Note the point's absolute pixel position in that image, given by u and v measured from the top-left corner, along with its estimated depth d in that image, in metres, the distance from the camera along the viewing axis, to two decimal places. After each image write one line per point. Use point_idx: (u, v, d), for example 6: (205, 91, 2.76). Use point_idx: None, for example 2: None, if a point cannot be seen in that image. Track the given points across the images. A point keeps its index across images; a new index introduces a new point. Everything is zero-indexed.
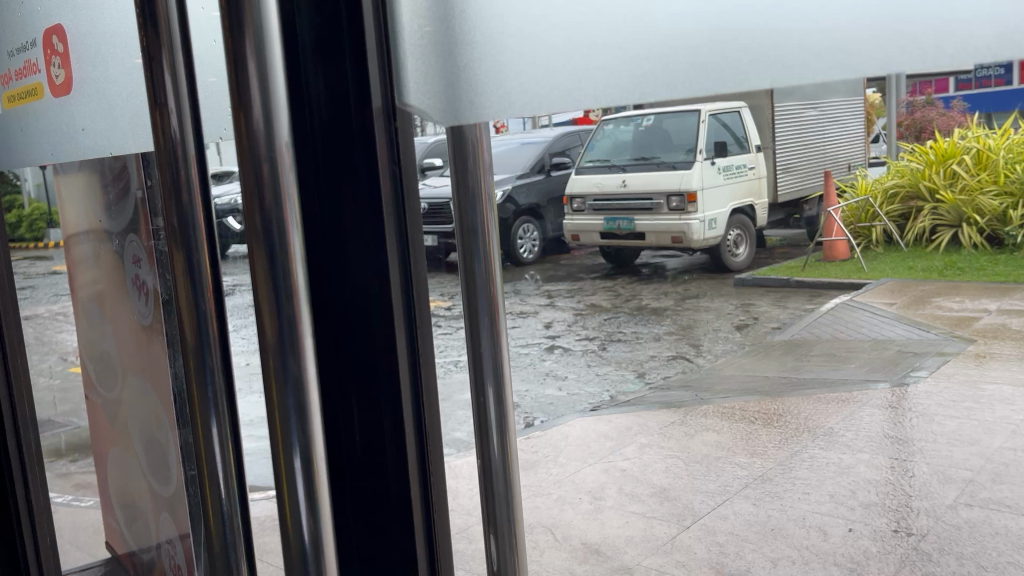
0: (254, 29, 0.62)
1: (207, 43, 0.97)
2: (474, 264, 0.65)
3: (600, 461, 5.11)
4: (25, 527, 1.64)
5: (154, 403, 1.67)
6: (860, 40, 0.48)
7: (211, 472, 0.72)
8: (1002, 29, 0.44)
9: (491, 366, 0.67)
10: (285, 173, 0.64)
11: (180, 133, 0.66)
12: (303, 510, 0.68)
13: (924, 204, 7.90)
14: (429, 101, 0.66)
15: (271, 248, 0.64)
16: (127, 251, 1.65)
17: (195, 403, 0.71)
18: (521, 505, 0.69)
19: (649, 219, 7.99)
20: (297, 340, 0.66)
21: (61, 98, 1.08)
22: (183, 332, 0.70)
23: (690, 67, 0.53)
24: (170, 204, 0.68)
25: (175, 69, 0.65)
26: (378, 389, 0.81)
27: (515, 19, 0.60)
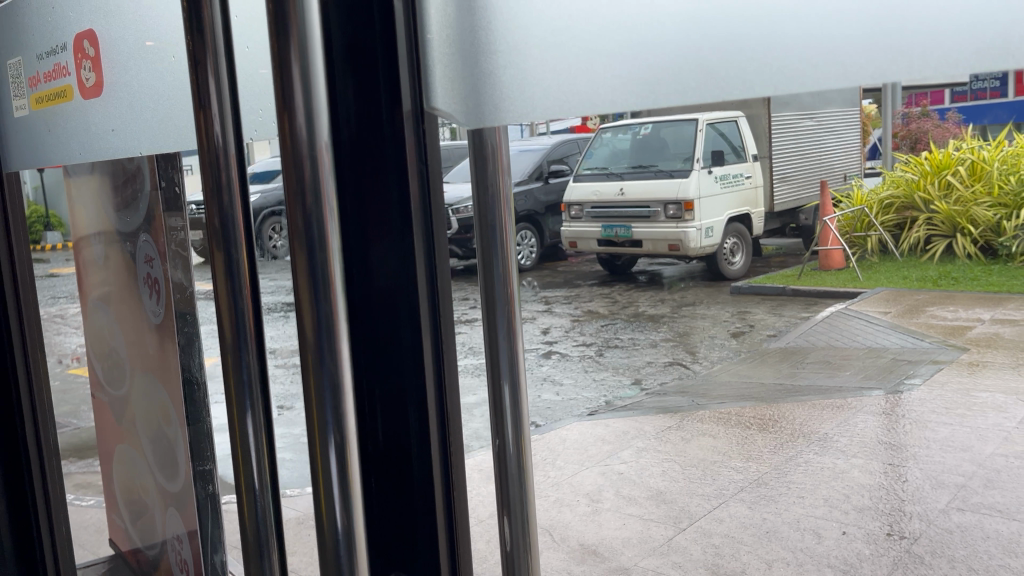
0: (298, 35, 0.66)
1: None
2: (493, 261, 0.70)
3: (596, 464, 5.23)
4: (42, 519, 1.67)
5: (163, 399, 1.70)
6: (851, 53, 0.51)
7: (244, 448, 0.77)
8: (983, 46, 0.47)
9: (508, 363, 0.71)
10: (326, 174, 0.69)
11: (222, 135, 0.71)
12: (335, 484, 0.73)
13: (919, 214, 8.20)
14: (455, 104, 0.71)
15: (311, 244, 0.70)
16: (139, 250, 1.69)
17: (232, 387, 0.75)
18: (534, 494, 0.74)
19: (647, 227, 8.16)
20: (333, 330, 0.71)
21: (92, 99, 1.12)
22: (220, 321, 0.75)
23: (698, 79, 0.56)
24: (211, 203, 0.73)
25: (219, 74, 0.70)
26: (405, 386, 0.84)
27: (534, 24, 0.64)
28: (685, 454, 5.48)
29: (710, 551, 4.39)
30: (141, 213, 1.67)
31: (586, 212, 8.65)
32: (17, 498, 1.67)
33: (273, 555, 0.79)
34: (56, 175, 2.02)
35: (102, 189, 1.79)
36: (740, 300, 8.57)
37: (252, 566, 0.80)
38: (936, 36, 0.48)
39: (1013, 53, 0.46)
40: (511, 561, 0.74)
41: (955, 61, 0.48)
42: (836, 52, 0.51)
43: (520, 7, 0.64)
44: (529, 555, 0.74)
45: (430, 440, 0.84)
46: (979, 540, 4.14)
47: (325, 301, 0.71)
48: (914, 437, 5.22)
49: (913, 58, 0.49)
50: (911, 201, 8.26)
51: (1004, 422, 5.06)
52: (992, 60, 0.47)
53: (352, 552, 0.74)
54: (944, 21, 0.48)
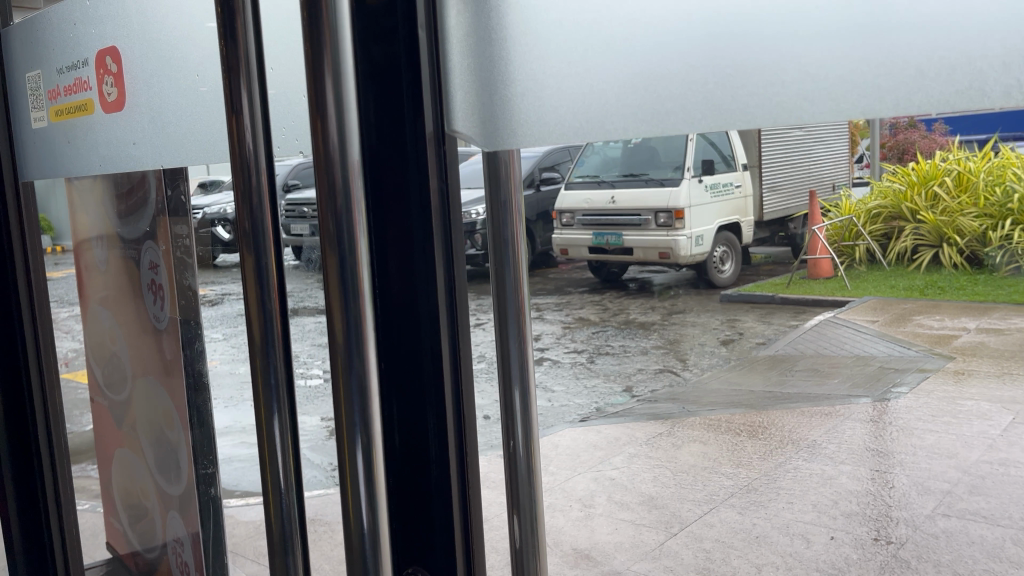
0: (331, 57, 0.73)
1: None
2: (505, 270, 0.74)
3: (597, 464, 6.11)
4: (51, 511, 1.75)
5: (166, 403, 1.72)
6: (844, 81, 0.55)
7: (271, 448, 0.84)
8: (961, 87, 0.51)
9: (519, 370, 0.75)
10: (355, 186, 0.75)
11: (254, 147, 0.78)
12: (360, 483, 0.79)
13: (906, 225, 5.46)
14: (472, 126, 0.76)
15: (343, 253, 0.76)
16: (145, 256, 1.71)
17: (260, 389, 0.83)
18: (543, 496, 0.78)
19: (637, 235, 8.15)
20: (361, 332, 0.77)
21: (112, 113, 1.24)
22: (251, 324, 0.83)
23: (703, 107, 0.61)
24: (243, 210, 0.81)
25: (252, 83, 0.77)
26: (425, 391, 0.89)
27: (549, 47, 0.68)
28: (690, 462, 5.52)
29: None
30: (146, 220, 1.70)
31: (577, 220, 8.13)
32: (30, 487, 1.76)
33: (297, 552, 0.86)
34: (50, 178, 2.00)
35: (104, 194, 1.80)
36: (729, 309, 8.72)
37: (276, 559, 0.86)
38: (916, 58, 0.52)
39: (986, 87, 0.51)
40: (521, 558, 0.78)
41: (934, 100, 0.52)
42: (826, 71, 0.56)
43: (540, 16, 0.68)
44: (537, 553, 0.78)
45: (447, 444, 0.88)
46: None
47: (354, 307, 0.77)
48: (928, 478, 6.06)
49: (897, 77, 0.53)
50: (898, 212, 5.70)
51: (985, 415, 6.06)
52: (969, 97, 0.51)
53: (375, 539, 0.80)
54: (925, 36, 0.52)
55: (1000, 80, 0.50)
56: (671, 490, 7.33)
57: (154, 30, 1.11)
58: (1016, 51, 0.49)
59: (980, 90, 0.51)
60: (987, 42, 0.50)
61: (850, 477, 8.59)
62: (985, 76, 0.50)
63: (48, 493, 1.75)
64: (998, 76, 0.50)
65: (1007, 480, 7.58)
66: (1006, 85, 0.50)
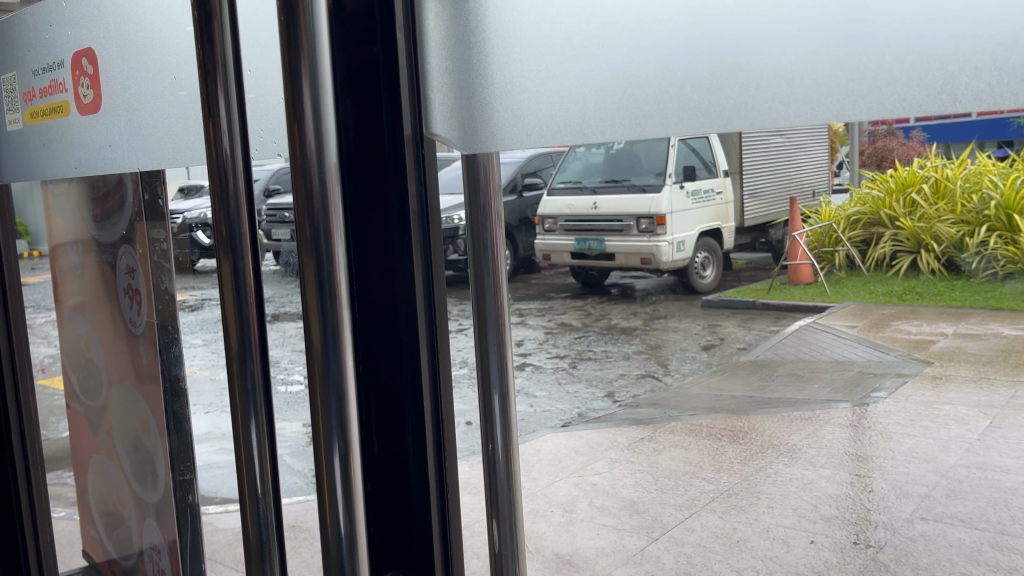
0: (309, 60, 0.72)
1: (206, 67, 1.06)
2: (483, 273, 0.74)
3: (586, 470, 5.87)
4: (26, 518, 1.73)
5: (142, 409, 1.69)
6: (817, 81, 0.55)
7: (248, 456, 0.83)
8: (932, 93, 0.52)
9: (499, 376, 0.75)
10: (332, 190, 0.75)
11: (231, 150, 0.78)
12: (338, 490, 0.79)
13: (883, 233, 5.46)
14: (452, 128, 0.76)
15: (319, 256, 0.76)
16: (121, 260, 1.69)
17: (237, 395, 0.82)
18: (522, 501, 0.78)
19: (620, 240, 8.13)
20: (338, 336, 0.77)
21: (88, 114, 1.23)
22: (227, 331, 0.82)
23: (681, 112, 0.61)
24: (219, 216, 0.80)
25: (227, 84, 0.76)
26: (404, 397, 0.88)
27: (527, 51, 0.68)
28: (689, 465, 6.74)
29: None
30: (122, 225, 1.68)
31: (560, 225, 8.38)
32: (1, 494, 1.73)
33: (274, 557, 0.85)
34: (28, 183, 1.98)
35: (82, 198, 1.78)
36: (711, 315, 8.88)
37: (252, 565, 0.86)
38: (892, 65, 0.53)
39: (958, 93, 0.51)
40: (499, 561, 0.78)
41: (907, 105, 0.53)
42: (802, 75, 0.56)
43: (522, 15, 0.68)
44: (516, 558, 0.78)
45: (427, 452, 0.88)
46: None
47: (331, 314, 0.77)
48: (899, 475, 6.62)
49: (871, 79, 0.54)
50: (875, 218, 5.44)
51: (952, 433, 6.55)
52: (940, 103, 0.51)
53: (352, 546, 0.79)
54: (902, 39, 0.52)
55: (974, 86, 0.50)
56: (652, 496, 7.34)
57: (130, 32, 1.10)
58: (988, 55, 0.49)
59: (952, 96, 0.51)
60: (961, 47, 0.50)
61: (829, 482, 8.62)
62: (958, 81, 0.50)
63: (22, 499, 1.72)
64: (970, 81, 0.50)
65: (986, 484, 7.63)
66: (978, 91, 0.50)
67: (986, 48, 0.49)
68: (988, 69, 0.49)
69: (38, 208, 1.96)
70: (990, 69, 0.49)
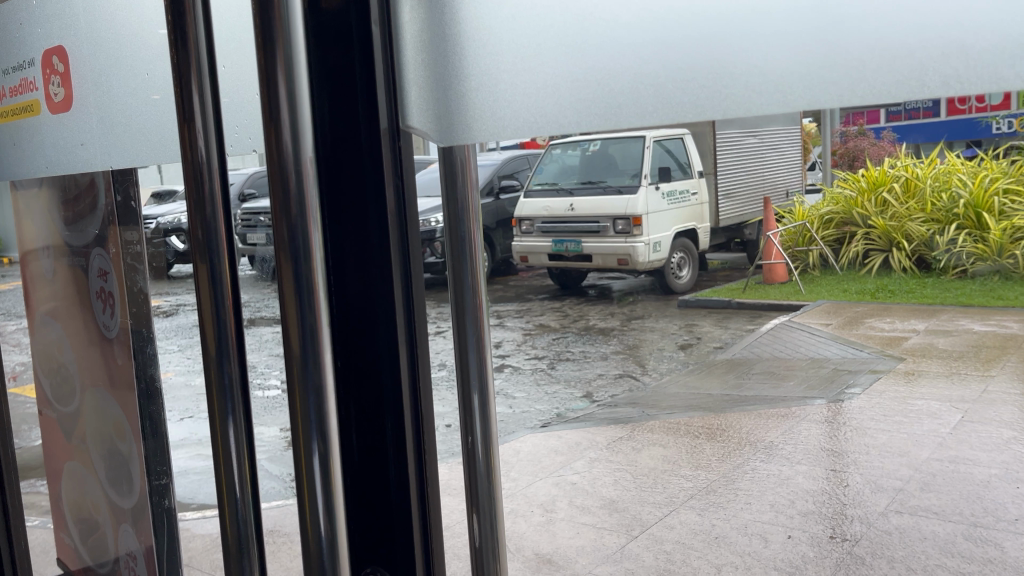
0: (283, 54, 0.72)
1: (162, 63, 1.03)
2: (462, 267, 0.74)
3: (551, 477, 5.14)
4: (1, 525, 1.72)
5: (117, 414, 1.65)
6: (791, 69, 0.56)
7: (225, 455, 0.84)
8: (906, 79, 0.52)
9: (476, 373, 0.76)
10: (309, 188, 0.75)
11: (206, 151, 0.79)
12: (318, 490, 0.79)
13: (858, 229, 9.36)
14: (428, 122, 0.76)
15: (296, 254, 0.76)
16: (93, 263, 1.66)
17: (215, 395, 0.83)
18: (502, 498, 0.78)
19: (596, 242, 8.70)
20: (316, 335, 0.77)
21: (59, 113, 1.21)
22: (204, 333, 0.83)
23: (655, 100, 0.62)
24: (196, 217, 0.80)
25: (203, 89, 0.77)
26: (384, 399, 0.88)
27: (502, 36, 0.69)
28: (636, 464, 4.81)
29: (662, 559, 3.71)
30: (94, 227, 1.65)
31: (536, 226, 9.11)
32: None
33: (253, 555, 0.85)
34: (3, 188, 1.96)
35: (52, 202, 1.76)
36: (687, 313, 9.11)
37: (231, 566, 0.86)
38: (868, 56, 0.54)
39: (927, 79, 0.52)
40: (480, 557, 0.78)
41: (879, 90, 0.54)
42: (776, 68, 0.57)
43: (499, 11, 0.68)
44: (497, 554, 0.78)
45: (406, 452, 0.88)
46: (916, 541, 3.72)
47: (309, 313, 0.77)
48: (853, 443, 4.88)
49: (840, 69, 0.55)
50: (850, 217, 9.42)
51: (939, 427, 4.91)
52: (910, 87, 0.53)
53: (332, 547, 0.79)
54: (880, 34, 0.53)
55: (955, 65, 0.51)
56: None
57: (101, 28, 1.09)
58: (962, 47, 0.51)
59: (919, 80, 0.52)
60: (929, 39, 0.51)
61: None
62: (926, 68, 0.52)
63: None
64: (939, 67, 0.51)
65: None
66: (946, 76, 0.51)
67: (952, 38, 0.51)
68: (955, 55, 0.51)
69: (11, 215, 1.94)
70: (960, 58, 0.51)
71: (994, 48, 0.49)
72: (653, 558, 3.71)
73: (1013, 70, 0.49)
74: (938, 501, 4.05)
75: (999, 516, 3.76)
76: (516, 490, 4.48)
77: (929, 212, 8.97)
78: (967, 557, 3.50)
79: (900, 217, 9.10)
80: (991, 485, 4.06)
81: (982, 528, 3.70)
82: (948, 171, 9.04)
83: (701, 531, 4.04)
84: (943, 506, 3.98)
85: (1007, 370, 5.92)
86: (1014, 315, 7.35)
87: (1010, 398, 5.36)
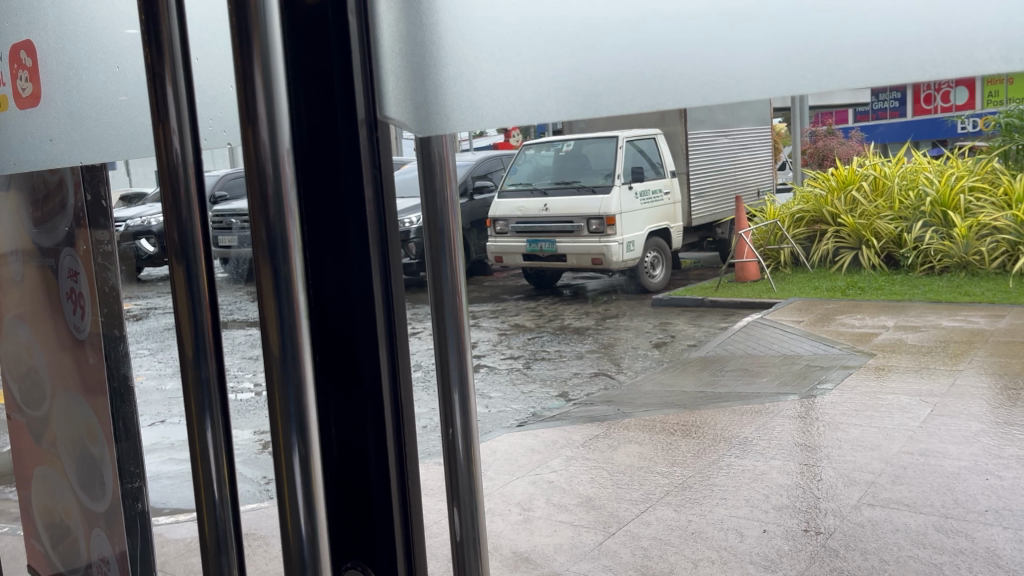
0: (260, 47, 0.72)
1: (124, 63, 1.02)
2: (440, 262, 0.75)
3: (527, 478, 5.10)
4: None
5: (88, 416, 1.62)
6: (765, 58, 0.57)
7: (203, 455, 0.84)
8: (882, 66, 0.53)
9: (457, 368, 0.76)
10: (287, 186, 0.75)
11: (181, 151, 0.79)
12: (298, 488, 0.78)
13: (829, 227, 9.62)
14: (405, 114, 0.75)
15: (274, 251, 0.75)
16: (63, 263, 1.62)
17: (192, 398, 0.83)
18: (483, 498, 0.79)
19: (570, 241, 8.80)
20: (295, 332, 0.77)
21: (27, 108, 1.20)
22: (180, 332, 0.82)
23: (635, 89, 0.62)
24: (170, 218, 0.81)
25: (177, 86, 0.77)
26: (365, 400, 0.88)
27: (476, 27, 0.69)
28: (612, 461, 4.79)
29: (640, 554, 3.64)
30: (65, 225, 1.62)
31: (510, 227, 9.19)
32: None
33: (231, 553, 0.85)
34: None
35: (22, 204, 1.73)
36: (662, 313, 9.15)
37: (210, 566, 0.85)
38: (845, 58, 0.54)
39: (903, 64, 0.53)
40: (461, 554, 0.77)
41: (859, 76, 0.54)
42: (753, 59, 0.57)
43: (488, 13, 0.68)
44: (478, 549, 0.78)
45: (387, 452, 0.88)
46: (888, 533, 3.66)
47: (288, 314, 0.77)
48: (826, 438, 4.90)
49: (818, 64, 0.55)
50: (821, 216, 9.69)
51: (908, 422, 4.98)
52: (886, 75, 0.53)
53: (314, 550, 0.79)
54: (862, 25, 0.54)
55: (942, 55, 0.52)
56: None
57: (70, 21, 1.08)
58: (947, 38, 0.51)
59: (898, 67, 0.53)
60: (913, 39, 0.52)
61: None
62: (902, 55, 0.53)
63: None
64: (915, 53, 0.52)
65: None
66: (921, 62, 0.52)
67: (929, 30, 0.52)
68: (929, 41, 0.52)
69: None
70: (936, 46, 0.52)
71: (969, 38, 0.51)
72: (630, 555, 3.63)
73: (990, 58, 0.50)
74: (909, 498, 3.99)
75: (969, 509, 3.76)
76: (493, 491, 4.43)
77: (897, 210, 9.27)
78: (940, 548, 3.51)
79: (869, 215, 9.34)
80: (960, 477, 4.08)
81: (952, 520, 3.72)
82: (915, 170, 9.45)
83: (678, 528, 3.96)
84: (914, 500, 3.96)
85: (974, 364, 6.01)
86: (981, 311, 7.46)
87: (978, 392, 5.43)
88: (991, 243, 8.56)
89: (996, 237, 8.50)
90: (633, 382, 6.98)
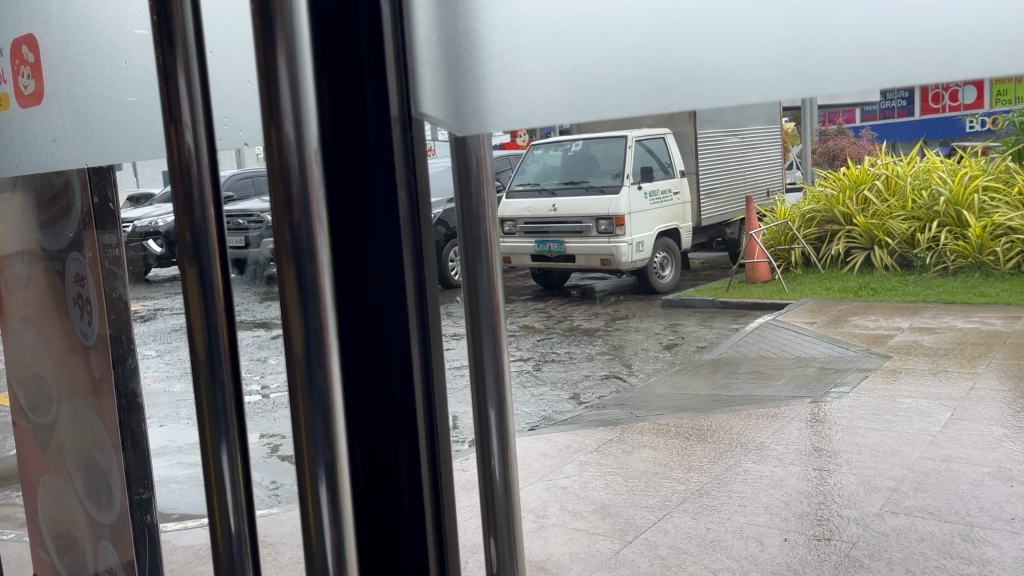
0: (285, 37, 0.65)
1: (130, 59, 0.96)
2: (477, 266, 0.69)
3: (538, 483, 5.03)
4: None
5: (95, 425, 1.56)
6: (878, 48, 0.54)
7: (218, 475, 0.78)
8: (1002, 49, 0.51)
9: (495, 386, 0.70)
10: (314, 187, 0.69)
11: (195, 148, 0.72)
12: (324, 516, 0.72)
13: (840, 228, 9.56)
14: (442, 110, 0.70)
15: (300, 257, 0.69)
16: (70, 268, 1.57)
17: (206, 416, 0.77)
18: (522, 527, 0.72)
19: (580, 242, 8.76)
20: (322, 343, 0.71)
21: (29, 106, 1.15)
22: (194, 344, 0.77)
23: (711, 85, 0.59)
24: (182, 219, 0.74)
25: (191, 78, 0.71)
26: (395, 418, 0.82)
27: (523, 18, 0.65)
28: (626, 467, 4.73)
29: (657, 564, 3.56)
30: (70, 229, 1.56)
31: (519, 228, 9.15)
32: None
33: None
34: None
35: (26, 204, 1.67)
36: (671, 313, 8.96)
37: None
38: (919, 50, 0.53)
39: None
40: None
41: (979, 60, 0.52)
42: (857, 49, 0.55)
43: (503, 6, 0.66)
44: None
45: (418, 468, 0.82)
46: (913, 542, 3.56)
47: (314, 320, 0.70)
48: (843, 443, 4.82)
49: (890, 58, 0.54)
50: (832, 216, 9.67)
51: (929, 427, 4.90)
52: (1006, 62, 0.51)
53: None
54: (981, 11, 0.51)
55: None
56: None
57: (74, 15, 1.02)
58: None
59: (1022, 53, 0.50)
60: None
61: None
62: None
63: None
64: None
65: None
66: None
67: None
68: None
69: None
70: None
71: None
72: (647, 565, 3.54)
73: None
74: (932, 506, 3.89)
75: (994, 517, 3.66)
76: None
77: (909, 209, 9.23)
78: (966, 558, 3.39)
79: (882, 215, 9.30)
80: (983, 484, 4.03)
81: (978, 528, 3.63)
82: (928, 170, 9.54)
83: (696, 536, 3.84)
84: (936, 508, 3.86)
85: (992, 367, 5.92)
86: (997, 312, 7.35)
87: (998, 395, 5.34)
88: (1006, 244, 8.44)
89: (1011, 237, 8.42)
90: (644, 384, 6.89)
